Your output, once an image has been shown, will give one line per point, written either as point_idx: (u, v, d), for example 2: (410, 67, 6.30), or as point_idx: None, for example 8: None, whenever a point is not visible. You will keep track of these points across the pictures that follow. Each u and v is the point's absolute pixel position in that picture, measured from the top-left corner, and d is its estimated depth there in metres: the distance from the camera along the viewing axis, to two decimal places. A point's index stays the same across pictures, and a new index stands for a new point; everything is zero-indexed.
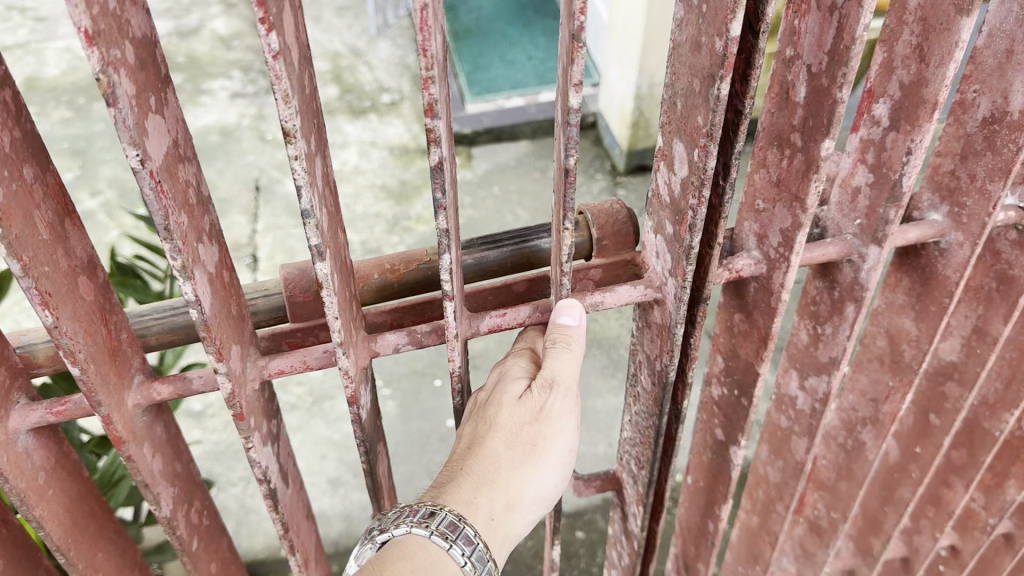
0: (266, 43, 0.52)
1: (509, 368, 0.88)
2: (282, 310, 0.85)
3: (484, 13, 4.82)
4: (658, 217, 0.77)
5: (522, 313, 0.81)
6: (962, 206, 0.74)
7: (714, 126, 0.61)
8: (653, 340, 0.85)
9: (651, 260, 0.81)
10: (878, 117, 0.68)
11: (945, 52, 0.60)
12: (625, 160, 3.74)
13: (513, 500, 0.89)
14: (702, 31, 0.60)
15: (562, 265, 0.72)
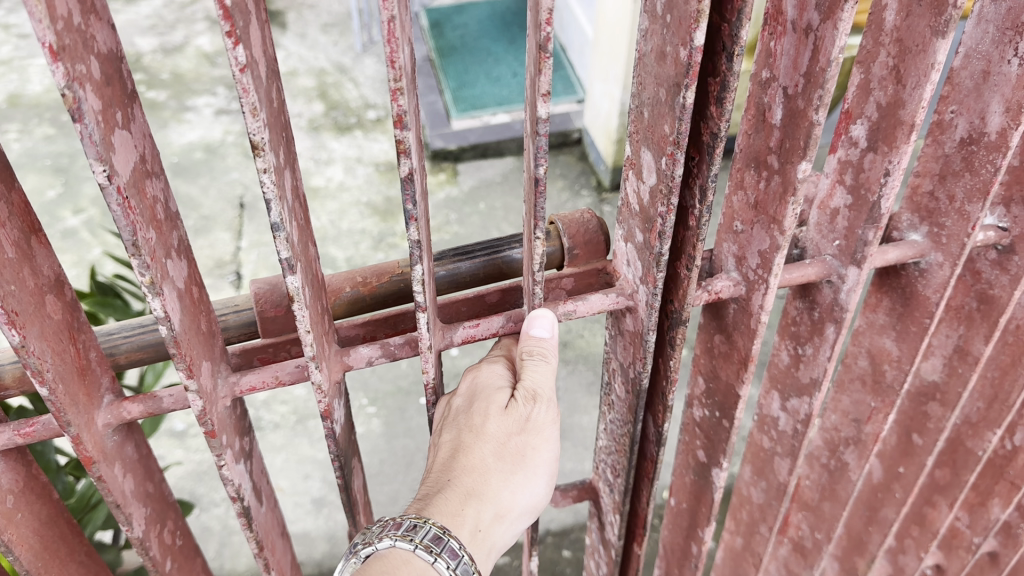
0: (233, 56, 0.52)
1: (486, 379, 0.86)
2: (253, 325, 0.84)
3: (470, 30, 4.77)
4: (627, 226, 0.75)
5: (495, 323, 0.79)
6: (941, 226, 0.74)
7: (681, 135, 0.60)
8: (626, 348, 0.82)
9: (622, 265, 0.79)
10: (855, 138, 0.68)
11: (921, 73, 0.59)
12: (610, 176, 3.76)
13: (502, 510, 0.90)
14: (667, 40, 0.59)
15: (533, 275, 0.70)
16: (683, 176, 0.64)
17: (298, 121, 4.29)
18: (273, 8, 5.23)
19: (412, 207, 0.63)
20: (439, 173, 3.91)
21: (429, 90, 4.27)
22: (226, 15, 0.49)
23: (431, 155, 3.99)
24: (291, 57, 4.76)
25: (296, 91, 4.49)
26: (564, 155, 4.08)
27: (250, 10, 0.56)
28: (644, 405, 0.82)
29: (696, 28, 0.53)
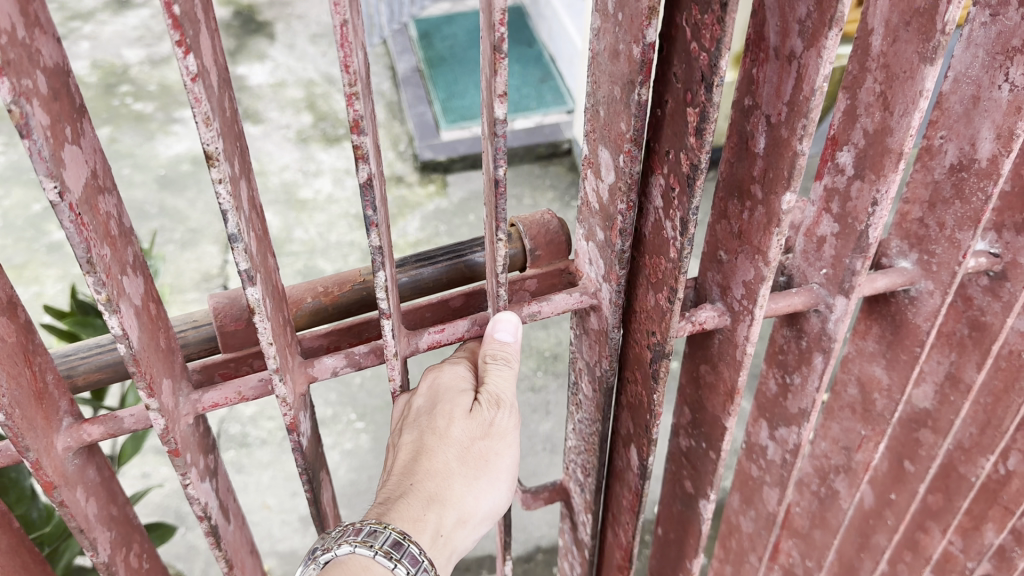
0: (184, 65, 0.50)
1: (448, 381, 0.84)
2: (213, 340, 0.81)
3: (458, 41, 4.74)
4: (589, 224, 0.73)
5: (460, 327, 0.78)
6: (931, 254, 0.72)
7: (638, 132, 0.58)
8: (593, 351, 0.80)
9: (585, 264, 0.77)
10: (842, 165, 0.66)
11: (909, 100, 0.57)
12: None
13: (465, 516, 0.89)
14: (620, 39, 0.57)
15: (498, 277, 0.69)
16: (644, 174, 0.62)
17: (286, 133, 4.27)
18: (261, 18, 5.19)
19: (373, 213, 0.63)
20: (429, 185, 3.95)
21: (419, 101, 4.25)
22: (175, 24, 0.48)
23: (421, 166, 4.00)
24: (279, 68, 4.73)
25: (284, 102, 4.47)
26: (554, 166, 4.08)
27: (200, 18, 0.55)
28: (609, 418, 0.80)
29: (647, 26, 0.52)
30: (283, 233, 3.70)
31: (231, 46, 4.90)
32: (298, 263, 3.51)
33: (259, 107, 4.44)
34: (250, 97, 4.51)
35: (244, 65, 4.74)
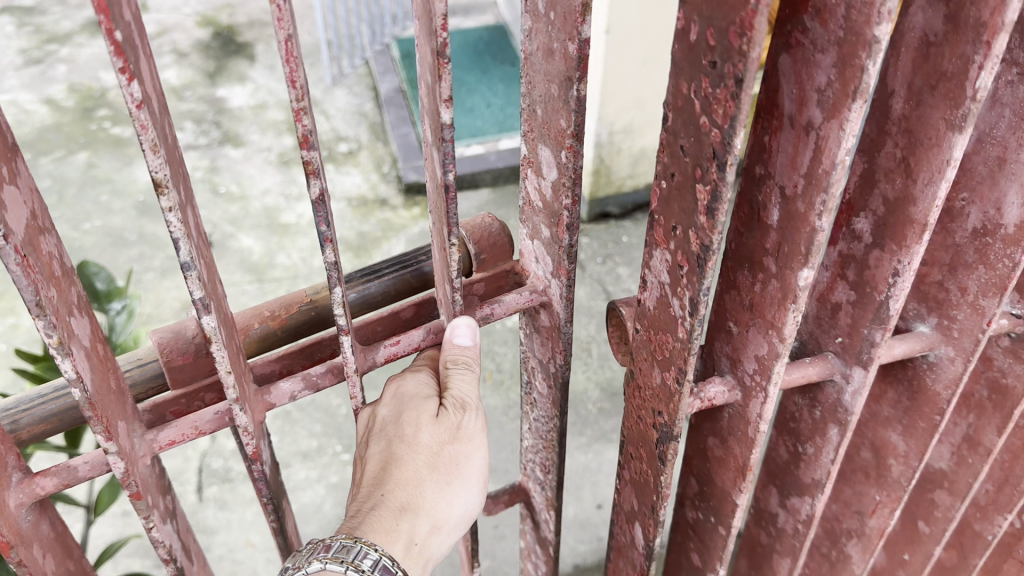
0: (128, 92, 0.52)
1: (413, 389, 0.91)
2: (160, 378, 0.85)
3: None
4: (533, 223, 0.94)
5: (416, 337, 0.88)
6: (952, 319, 0.74)
7: (577, 126, 0.78)
8: (545, 341, 0.99)
9: (532, 264, 0.96)
10: (859, 232, 0.63)
11: (935, 168, 0.56)
12: (588, 208, 3.75)
13: (437, 521, 0.96)
14: (555, 39, 0.77)
15: (453, 282, 0.78)
16: (579, 169, 0.82)
17: (268, 156, 4.22)
18: (241, 39, 5.12)
19: (325, 228, 0.67)
20: (414, 207, 3.90)
21: (402, 122, 4.22)
22: (117, 51, 0.49)
23: (405, 188, 3.95)
24: (259, 89, 4.67)
25: (265, 124, 4.42)
26: None
27: (139, 42, 0.56)
28: (565, 395, 1.00)
29: (584, 21, 0.70)
30: (265, 258, 3.64)
31: (211, 68, 4.83)
32: (280, 290, 3.47)
33: (240, 129, 4.39)
34: (230, 120, 4.45)
35: (224, 87, 4.68)
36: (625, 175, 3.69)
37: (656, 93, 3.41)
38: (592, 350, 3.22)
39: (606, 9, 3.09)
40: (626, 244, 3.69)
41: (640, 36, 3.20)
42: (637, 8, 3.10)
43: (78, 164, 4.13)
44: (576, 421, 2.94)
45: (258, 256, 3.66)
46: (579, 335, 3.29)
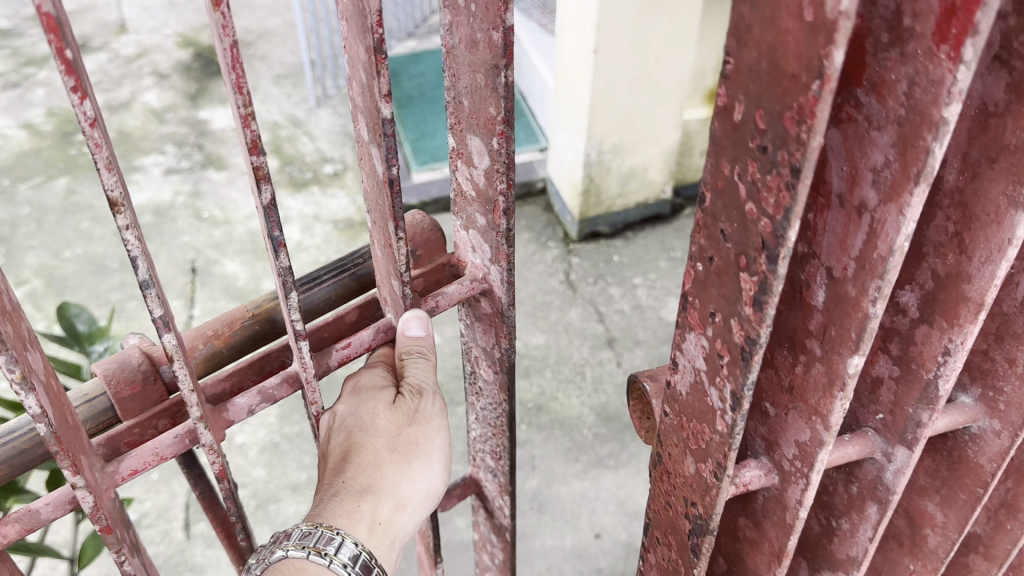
0: (82, 111, 0.58)
1: (374, 379, 1.06)
2: (110, 412, 0.97)
3: (426, 79, 4.65)
4: (466, 213, 1.05)
5: (366, 336, 1.03)
6: (998, 390, 0.80)
7: (506, 113, 0.89)
8: (487, 329, 1.13)
9: (469, 255, 1.08)
10: (905, 306, 0.74)
11: (994, 247, 0.65)
12: (578, 227, 3.72)
13: (399, 500, 1.08)
14: (476, 30, 0.86)
15: (401, 276, 0.93)
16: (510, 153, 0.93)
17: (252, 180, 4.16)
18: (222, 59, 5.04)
19: (278, 232, 0.77)
20: None
21: None
22: (69, 71, 0.54)
23: None
24: None
25: None
26: (529, 207, 4.02)
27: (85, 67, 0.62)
28: (511, 377, 1.16)
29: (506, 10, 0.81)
30: (251, 284, 3.58)
31: (193, 90, 4.76)
32: None
33: (223, 152, 4.32)
34: (213, 143, 4.38)
35: (206, 109, 4.62)
36: (615, 194, 3.66)
37: (644, 111, 3.38)
38: (585, 373, 3.18)
39: (592, 26, 3.05)
40: (617, 264, 3.67)
41: (627, 53, 3.16)
42: (623, 25, 3.07)
43: (57, 190, 4.04)
44: (572, 446, 2.90)
45: (244, 282, 3.59)
46: (572, 358, 3.25)
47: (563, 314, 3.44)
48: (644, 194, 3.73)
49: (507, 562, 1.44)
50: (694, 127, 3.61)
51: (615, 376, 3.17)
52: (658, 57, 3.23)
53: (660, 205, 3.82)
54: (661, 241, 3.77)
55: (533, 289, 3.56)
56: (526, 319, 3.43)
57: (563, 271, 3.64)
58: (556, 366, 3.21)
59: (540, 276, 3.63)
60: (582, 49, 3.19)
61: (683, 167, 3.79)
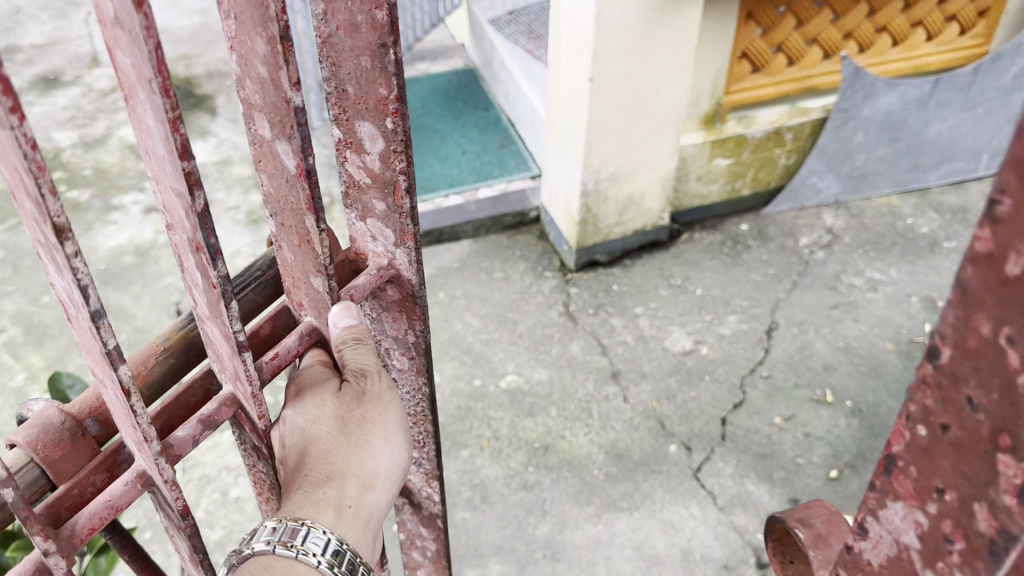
0: (22, 132, 0.57)
1: (317, 373, 1.15)
2: (40, 479, 0.91)
3: (411, 106, 4.55)
4: (361, 205, 1.11)
5: (293, 342, 1.09)
6: None
7: (398, 91, 0.97)
8: (398, 317, 1.22)
9: (368, 245, 1.16)
10: None
11: None
12: (575, 257, 3.65)
13: (361, 482, 1.16)
14: (357, 13, 0.92)
15: (325, 267, 1.00)
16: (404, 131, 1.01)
17: (236, 216, 4.03)
18: (200, 90, 4.89)
19: (214, 240, 0.80)
20: None
21: None
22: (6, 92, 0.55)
23: None
24: (223, 144, 4.47)
25: (231, 181, 4.23)
26: (523, 236, 3.94)
27: None
28: (427, 359, 1.27)
29: None
30: None
31: None
32: None
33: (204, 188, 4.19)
34: None
35: None
36: (613, 223, 3.58)
37: (641, 138, 3.31)
38: (592, 410, 3.09)
39: (588, 54, 2.99)
40: (616, 293, 3.59)
41: (623, 79, 3.09)
42: (619, 52, 3.00)
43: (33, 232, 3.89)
44: (583, 488, 2.80)
45: None
46: (577, 394, 3.16)
47: (564, 348, 3.36)
48: (642, 222, 3.66)
49: (438, 545, 1.56)
50: (690, 153, 3.56)
51: (623, 412, 3.08)
52: (655, 85, 3.16)
53: (657, 232, 3.75)
54: (660, 268, 3.70)
55: (532, 322, 3.48)
56: (527, 354, 3.34)
57: (561, 302, 3.57)
58: (562, 403, 3.12)
59: (538, 308, 3.55)
60: (577, 77, 3.12)
61: (680, 193, 3.72)
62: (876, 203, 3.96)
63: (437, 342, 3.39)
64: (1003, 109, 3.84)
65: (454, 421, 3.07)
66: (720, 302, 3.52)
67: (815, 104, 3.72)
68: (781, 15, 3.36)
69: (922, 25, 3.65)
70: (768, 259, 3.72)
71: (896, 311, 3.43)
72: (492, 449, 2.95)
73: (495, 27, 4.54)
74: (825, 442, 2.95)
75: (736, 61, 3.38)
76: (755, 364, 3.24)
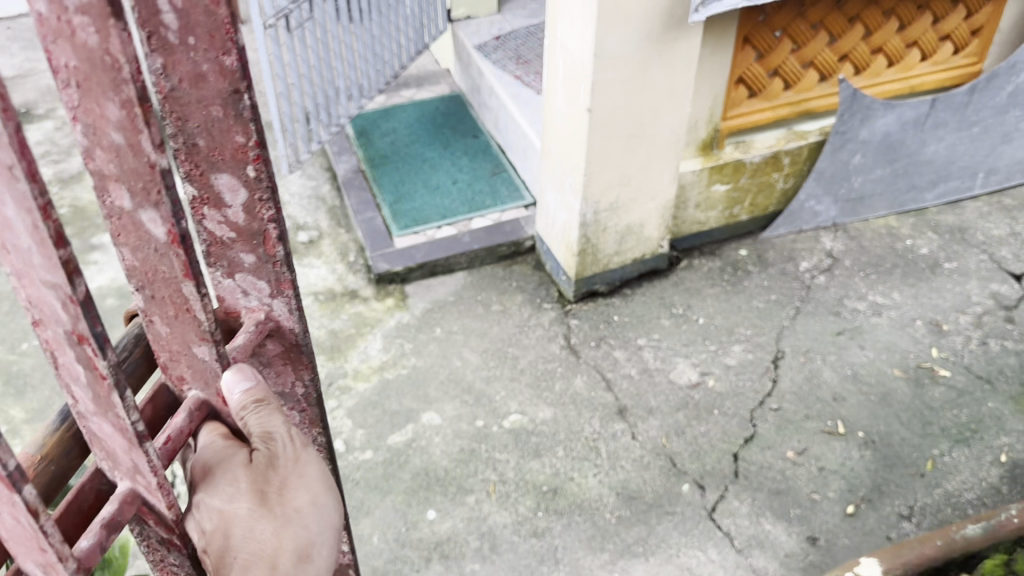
0: None
1: (220, 448, 1.05)
2: None
3: (399, 134, 4.48)
4: (226, 263, 1.04)
5: (182, 419, 1.01)
6: None
7: (256, 136, 0.93)
8: (282, 370, 1.21)
9: (238, 302, 1.09)
10: None
11: None
12: (575, 288, 3.56)
13: (291, 551, 1.07)
14: (202, 63, 0.86)
15: (208, 332, 0.96)
16: (265, 175, 0.97)
17: None
18: None
19: (100, 326, 0.78)
20: (387, 298, 3.67)
21: (365, 206, 4.01)
22: None
23: (377, 279, 3.71)
24: None
25: None
26: (519, 266, 3.86)
27: None
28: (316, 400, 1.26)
29: (234, 30, 0.85)
30: None
31: None
32: None
33: None
34: None
35: None
36: (612, 252, 3.51)
37: (640, 167, 3.24)
38: (600, 449, 3.00)
39: (586, 84, 2.91)
40: (617, 324, 3.51)
41: (622, 110, 3.02)
42: (618, 83, 2.93)
43: None
44: (596, 533, 2.71)
45: None
46: (584, 432, 3.07)
47: (567, 383, 3.26)
48: (641, 250, 3.59)
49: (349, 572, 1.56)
50: (689, 180, 3.50)
51: (632, 450, 2.99)
52: (654, 113, 3.09)
53: (656, 260, 3.68)
54: (660, 297, 3.63)
55: (533, 357, 3.39)
56: (529, 391, 3.24)
57: (561, 334, 3.48)
58: (568, 442, 3.03)
59: (538, 341, 3.46)
60: (575, 107, 3.05)
61: (678, 220, 3.66)
62: (874, 224, 3.92)
63: (437, 381, 3.29)
64: (997, 127, 3.82)
65: (458, 465, 2.96)
66: (724, 331, 3.45)
67: (812, 127, 3.68)
68: (778, 39, 3.30)
69: (917, 46, 3.61)
70: (769, 285, 3.65)
71: (902, 336, 3.38)
72: (499, 494, 2.85)
73: (482, 52, 4.48)
74: (840, 476, 2.88)
75: (734, 86, 3.32)
76: (764, 396, 3.17)
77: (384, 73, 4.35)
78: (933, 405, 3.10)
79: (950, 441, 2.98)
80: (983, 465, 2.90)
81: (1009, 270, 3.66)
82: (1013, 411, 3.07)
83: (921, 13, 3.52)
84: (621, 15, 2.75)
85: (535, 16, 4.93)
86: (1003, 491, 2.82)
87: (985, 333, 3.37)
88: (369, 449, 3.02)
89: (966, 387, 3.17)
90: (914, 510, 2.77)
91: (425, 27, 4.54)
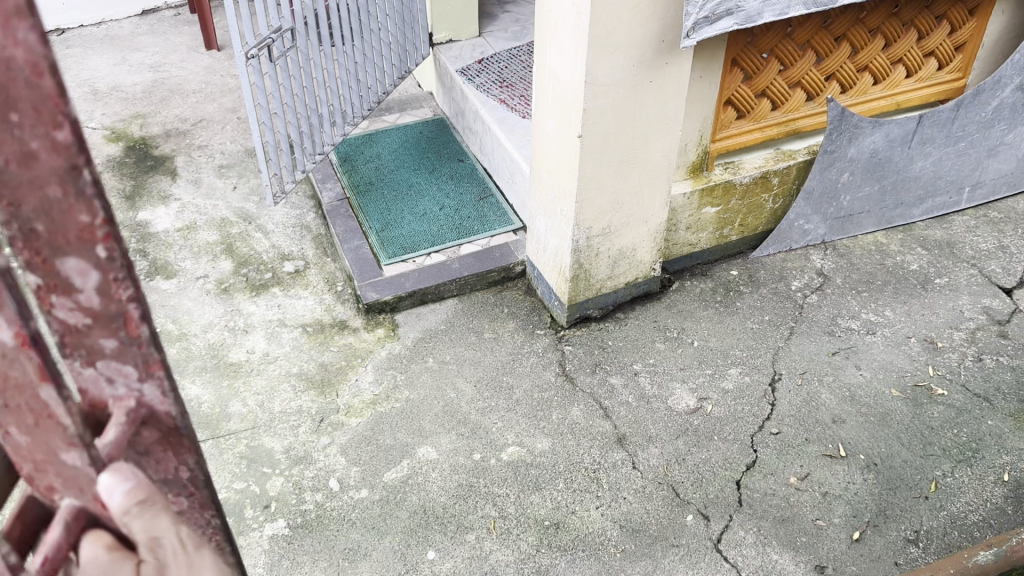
0: None
1: (104, 563, 0.85)
2: None
3: (384, 160, 4.43)
4: (79, 351, 0.81)
5: (55, 533, 0.84)
6: None
7: (107, 214, 0.74)
8: (163, 459, 0.94)
9: (104, 391, 0.85)
10: None
11: None
12: (568, 313, 3.52)
13: None
14: (30, 140, 0.67)
15: (74, 437, 0.80)
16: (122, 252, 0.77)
17: (205, 285, 3.82)
18: (158, 151, 4.66)
19: None
20: (377, 328, 3.60)
21: (351, 234, 3.94)
22: None
23: (366, 309, 3.64)
24: (186, 208, 4.26)
25: (197, 248, 4.02)
26: (509, 292, 3.81)
27: None
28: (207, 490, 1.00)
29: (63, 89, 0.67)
30: (217, 408, 3.25)
31: (128, 188, 4.38)
32: (242, 445, 3.10)
33: (170, 257, 3.97)
34: (157, 247, 4.02)
35: (146, 208, 4.25)
36: (605, 277, 3.48)
37: (633, 192, 3.22)
38: (601, 480, 2.94)
39: (578, 111, 2.88)
40: (612, 349, 3.47)
41: (613, 136, 2.99)
42: (609, 110, 2.90)
43: None
44: (601, 569, 2.66)
45: (209, 407, 3.25)
46: (583, 463, 3.01)
47: (565, 413, 3.21)
48: (633, 274, 3.56)
49: None
50: (680, 202, 3.47)
51: (633, 481, 2.94)
52: (646, 139, 3.07)
53: (649, 283, 3.65)
54: (654, 320, 3.59)
55: (528, 386, 3.33)
56: (526, 422, 3.18)
57: (556, 361, 3.43)
58: (568, 474, 2.97)
59: (533, 369, 3.40)
60: (566, 133, 3.01)
61: (669, 242, 3.64)
62: (863, 241, 3.92)
63: (431, 414, 3.21)
64: (983, 142, 3.84)
65: (457, 501, 2.89)
66: (720, 354, 3.42)
67: (799, 147, 3.68)
68: (765, 60, 3.28)
69: (902, 62, 3.61)
70: (762, 304, 3.63)
71: (898, 354, 3.37)
72: (501, 531, 2.79)
73: (465, 76, 4.46)
74: (844, 501, 2.85)
75: (722, 108, 3.31)
76: (763, 420, 3.14)
77: (367, 100, 4.31)
78: (933, 425, 3.09)
79: (951, 461, 2.96)
80: (986, 485, 2.89)
81: (1000, 284, 3.67)
82: (1012, 429, 3.06)
83: (906, 30, 3.52)
84: (613, 42, 2.72)
85: (517, 39, 4.92)
86: (1008, 512, 2.80)
87: (980, 350, 3.37)
88: (365, 487, 2.95)
89: (964, 405, 3.15)
90: (920, 534, 2.75)
91: (407, 52, 4.51)
